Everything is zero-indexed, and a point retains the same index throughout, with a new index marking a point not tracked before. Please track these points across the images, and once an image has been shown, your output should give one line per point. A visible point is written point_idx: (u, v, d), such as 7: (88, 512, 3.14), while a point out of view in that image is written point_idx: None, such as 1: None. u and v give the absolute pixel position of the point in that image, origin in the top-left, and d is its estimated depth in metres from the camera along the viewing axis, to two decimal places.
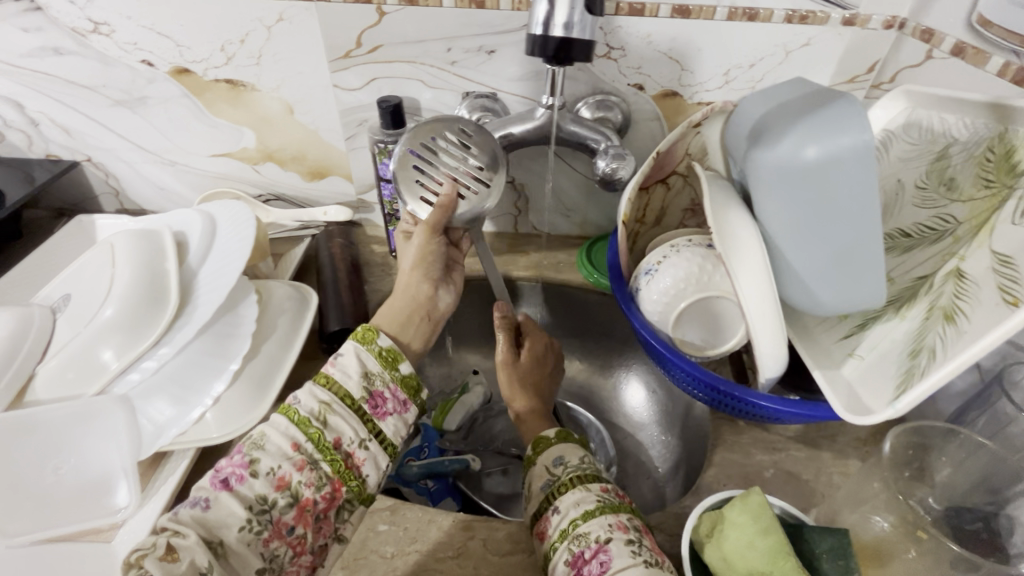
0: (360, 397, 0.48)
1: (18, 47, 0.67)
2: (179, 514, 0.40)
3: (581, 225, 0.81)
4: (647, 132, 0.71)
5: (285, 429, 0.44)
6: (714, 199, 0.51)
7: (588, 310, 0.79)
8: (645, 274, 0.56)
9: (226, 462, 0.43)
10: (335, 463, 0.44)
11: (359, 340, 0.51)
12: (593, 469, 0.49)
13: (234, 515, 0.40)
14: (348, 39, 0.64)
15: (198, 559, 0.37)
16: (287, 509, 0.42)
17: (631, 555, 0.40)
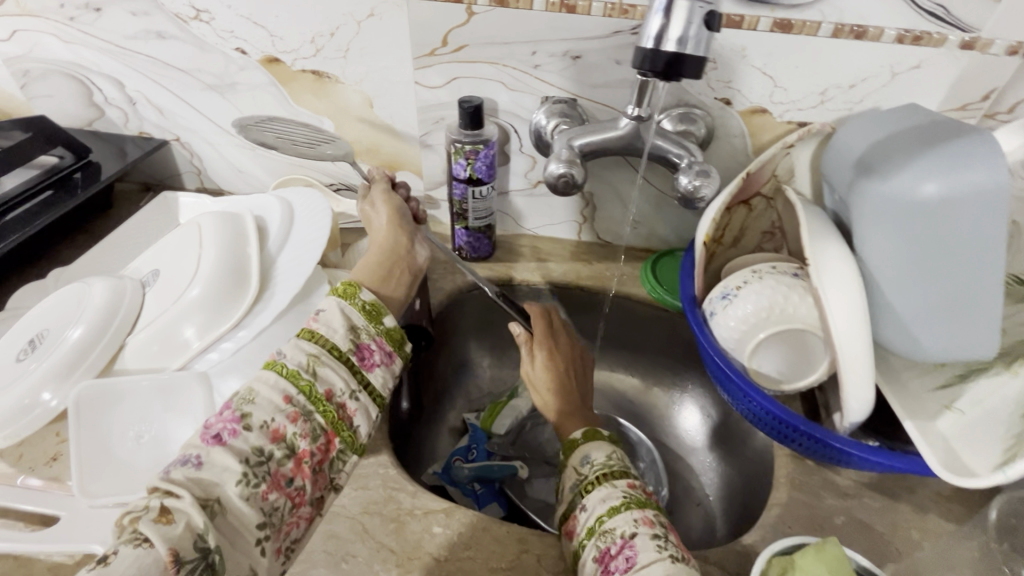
0: (348, 349, 0.47)
1: (125, 30, 0.70)
2: (170, 474, 0.38)
3: (647, 238, 0.79)
4: (728, 148, 0.68)
5: (275, 383, 0.43)
6: (811, 229, 0.49)
7: (647, 326, 0.77)
8: (722, 298, 0.54)
9: (215, 419, 0.41)
10: (327, 414, 0.44)
11: (340, 296, 0.50)
12: (621, 465, 0.49)
13: (230, 470, 0.39)
14: (434, 37, 0.64)
15: (196, 520, 0.36)
16: (284, 461, 0.41)
17: (657, 548, 0.40)
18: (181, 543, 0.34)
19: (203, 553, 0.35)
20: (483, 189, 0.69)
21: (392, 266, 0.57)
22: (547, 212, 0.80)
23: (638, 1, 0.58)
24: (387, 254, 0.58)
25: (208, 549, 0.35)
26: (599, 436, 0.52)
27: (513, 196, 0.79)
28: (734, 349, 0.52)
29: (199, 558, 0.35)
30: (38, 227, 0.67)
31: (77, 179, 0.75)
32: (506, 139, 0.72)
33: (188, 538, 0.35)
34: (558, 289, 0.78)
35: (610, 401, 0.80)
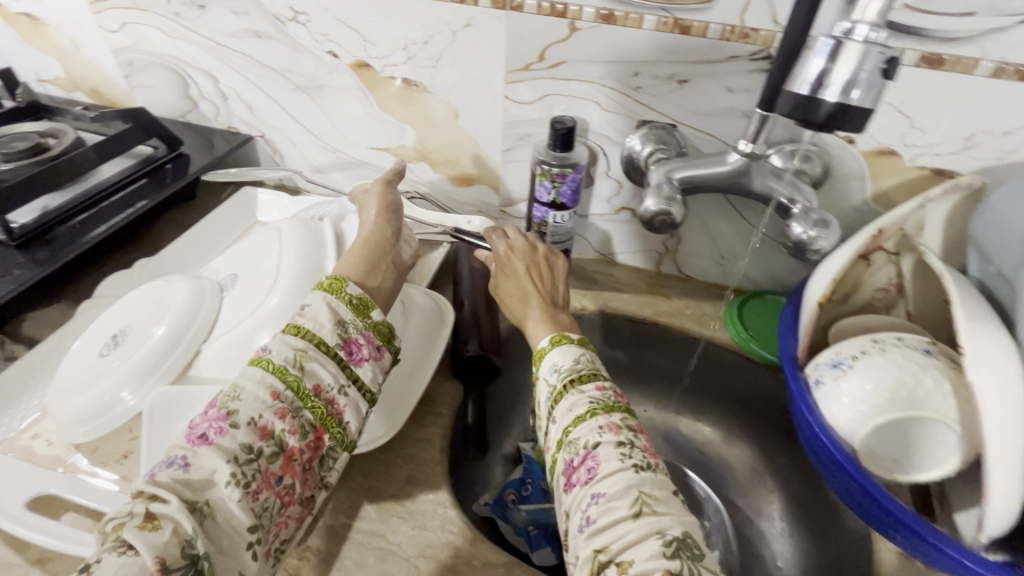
0: (336, 344, 0.46)
1: (225, 28, 0.71)
2: (157, 477, 0.36)
3: (733, 277, 0.73)
4: (843, 191, 0.61)
5: (261, 379, 0.42)
6: (964, 307, 0.43)
7: (726, 374, 0.71)
8: (832, 367, 0.48)
9: (200, 419, 0.40)
10: (316, 411, 0.43)
11: (326, 290, 0.48)
12: (589, 368, 0.49)
13: (218, 471, 0.37)
14: (531, 52, 0.61)
15: (183, 527, 0.34)
16: (274, 458, 0.40)
17: (620, 458, 0.41)
18: (167, 550, 0.33)
19: (191, 561, 0.34)
20: (565, 214, 0.65)
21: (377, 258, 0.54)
22: (627, 240, 0.75)
23: (763, 25, 0.53)
24: (373, 245, 0.55)
25: (197, 554, 0.34)
26: (566, 340, 0.51)
27: (592, 220, 0.74)
28: (844, 429, 0.46)
29: (185, 567, 0.33)
30: (129, 216, 0.68)
31: (168, 170, 0.77)
32: (594, 160, 0.68)
33: (176, 543, 0.34)
34: (631, 323, 0.73)
35: (676, 447, 0.74)
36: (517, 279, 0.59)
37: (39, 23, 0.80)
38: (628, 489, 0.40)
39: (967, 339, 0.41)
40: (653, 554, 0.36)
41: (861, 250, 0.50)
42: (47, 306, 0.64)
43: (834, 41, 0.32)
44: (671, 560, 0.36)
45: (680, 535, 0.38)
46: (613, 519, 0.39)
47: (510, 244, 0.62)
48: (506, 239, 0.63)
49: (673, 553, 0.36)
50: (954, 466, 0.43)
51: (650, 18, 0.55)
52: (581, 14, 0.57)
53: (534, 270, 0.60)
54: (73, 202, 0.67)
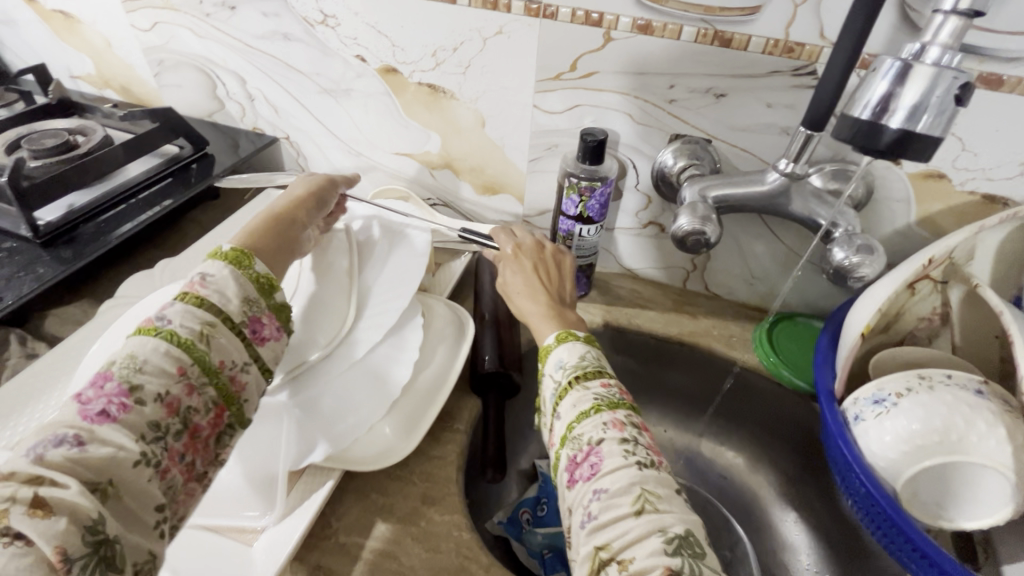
0: (241, 319, 0.40)
1: (254, 29, 0.71)
2: (45, 457, 0.29)
3: (764, 296, 0.71)
4: (886, 214, 0.58)
5: (166, 351, 0.35)
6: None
7: (753, 399, 0.68)
8: (874, 403, 0.45)
9: (93, 393, 0.33)
10: (220, 387, 0.37)
11: (230, 263, 0.42)
12: (594, 365, 0.46)
13: (124, 448, 0.31)
14: (562, 61, 0.59)
15: (86, 511, 0.28)
16: (178, 436, 0.35)
17: (624, 455, 0.39)
18: (69, 540, 0.27)
19: (98, 547, 0.28)
20: (592, 228, 0.64)
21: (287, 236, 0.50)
22: (653, 255, 0.73)
23: (809, 40, 0.50)
24: (282, 225, 0.50)
25: (102, 540, 0.28)
26: (573, 337, 0.49)
27: (617, 234, 0.72)
28: (887, 471, 0.43)
29: (90, 553, 0.28)
30: (153, 216, 0.68)
31: (192, 170, 0.77)
32: (623, 174, 0.66)
33: (77, 532, 0.27)
34: (655, 340, 0.71)
35: (698, 472, 0.72)
36: (526, 275, 0.58)
37: (73, 21, 0.81)
38: (630, 486, 0.37)
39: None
40: (653, 551, 0.34)
41: (910, 280, 0.48)
42: (68, 304, 0.64)
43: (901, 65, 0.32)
44: (672, 558, 0.33)
45: (682, 532, 0.35)
46: (615, 516, 0.36)
47: (519, 243, 0.61)
48: (514, 238, 0.62)
49: (674, 551, 0.34)
50: (1006, 515, 0.40)
51: (689, 29, 0.53)
52: (617, 23, 0.55)
53: (543, 267, 0.60)
54: (99, 200, 0.67)
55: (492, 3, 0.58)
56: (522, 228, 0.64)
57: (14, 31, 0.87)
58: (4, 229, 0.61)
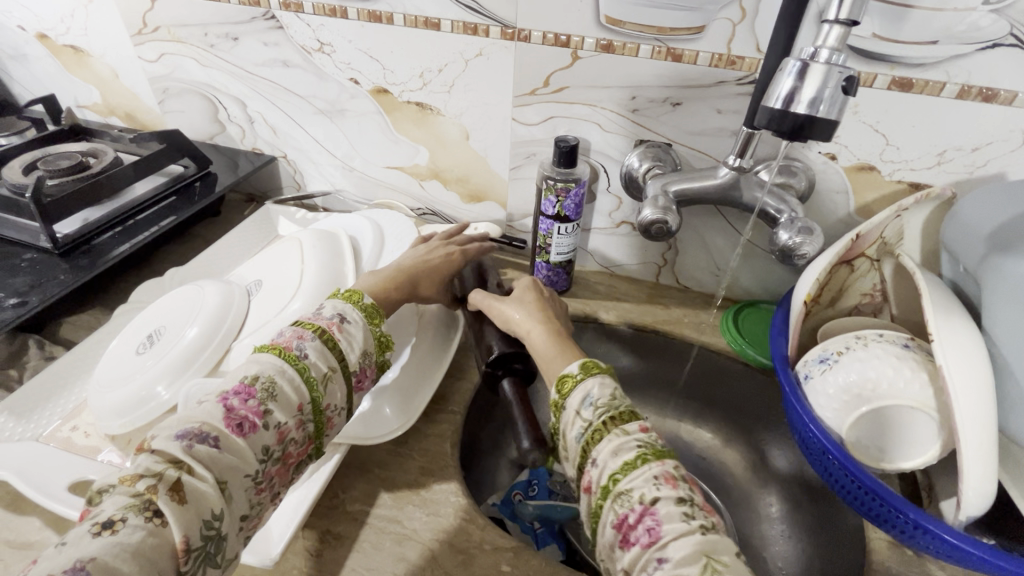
0: (354, 367, 0.50)
1: (256, 57, 0.77)
2: (191, 448, 0.39)
3: (729, 287, 0.77)
4: (829, 204, 0.65)
5: (294, 383, 0.45)
6: (937, 303, 0.47)
7: (724, 380, 0.74)
8: (820, 362, 0.51)
9: (238, 404, 0.42)
10: (318, 425, 0.46)
11: (366, 317, 0.52)
12: (627, 406, 0.45)
13: (245, 462, 0.41)
14: (537, 79, 0.67)
15: (206, 507, 0.37)
16: (275, 462, 0.43)
17: (684, 518, 0.38)
18: (190, 531, 0.36)
19: (206, 540, 0.37)
20: (569, 226, 0.70)
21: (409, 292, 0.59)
22: (627, 252, 0.79)
23: (748, 53, 0.58)
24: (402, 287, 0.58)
25: (212, 536, 0.37)
26: (599, 371, 0.48)
27: (594, 233, 0.79)
28: (831, 417, 0.49)
29: (201, 546, 0.37)
30: (161, 229, 0.74)
31: (196, 187, 0.82)
32: (595, 177, 0.73)
33: (197, 523, 0.37)
34: (632, 331, 0.77)
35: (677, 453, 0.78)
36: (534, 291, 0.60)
37: (82, 54, 0.87)
38: (696, 553, 0.36)
39: (936, 325, 0.45)
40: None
41: (841, 255, 0.54)
42: (83, 312, 0.69)
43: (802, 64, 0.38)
44: None
45: None
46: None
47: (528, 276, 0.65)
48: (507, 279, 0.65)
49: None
50: (936, 452, 0.46)
51: (645, 47, 0.60)
52: (583, 43, 0.62)
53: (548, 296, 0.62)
54: (111, 215, 0.72)
55: (472, 28, 0.65)
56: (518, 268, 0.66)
57: (24, 66, 0.93)
58: (26, 242, 0.66)
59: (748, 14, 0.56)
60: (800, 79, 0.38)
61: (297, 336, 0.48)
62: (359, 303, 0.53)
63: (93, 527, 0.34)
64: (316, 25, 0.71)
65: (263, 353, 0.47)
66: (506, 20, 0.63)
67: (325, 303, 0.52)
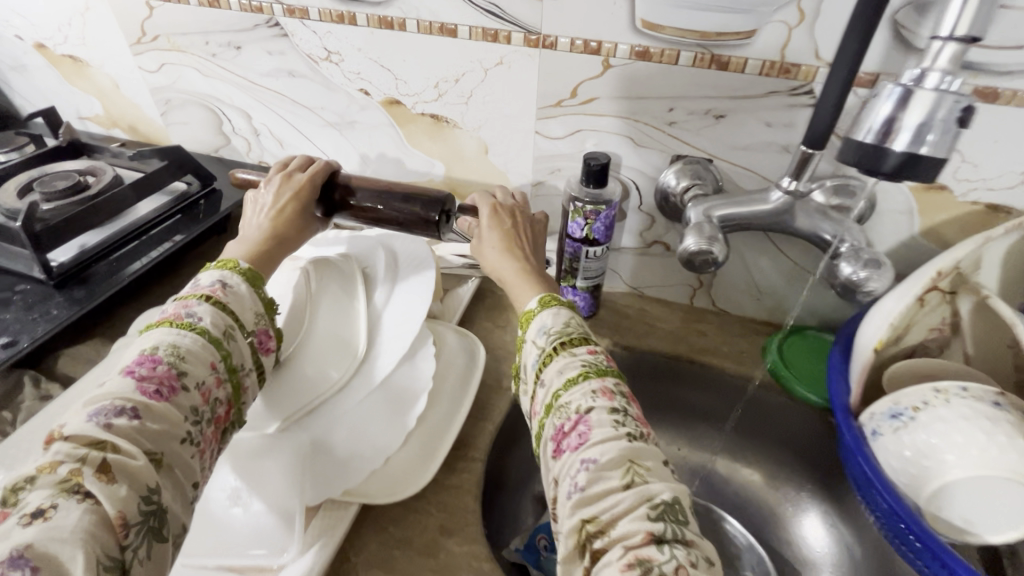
0: (251, 328, 0.46)
1: (260, 67, 0.72)
2: (110, 425, 0.35)
3: (771, 311, 0.71)
4: (889, 226, 0.58)
5: (202, 346, 0.42)
6: None
7: (768, 413, 0.68)
8: (892, 418, 0.45)
9: (147, 372, 0.39)
10: (236, 387, 0.44)
11: (250, 281, 0.47)
12: (580, 333, 0.46)
13: (173, 422, 0.38)
14: (563, 88, 0.61)
15: (142, 481, 0.34)
16: (207, 425, 0.41)
17: (613, 426, 0.38)
18: (127, 506, 0.33)
19: (149, 515, 0.34)
20: (598, 250, 0.64)
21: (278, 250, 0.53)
22: (658, 273, 0.73)
23: (805, 61, 0.51)
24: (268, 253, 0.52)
25: (153, 510, 0.34)
26: (555, 302, 0.48)
27: (623, 253, 0.73)
28: (907, 483, 0.43)
29: (143, 521, 0.34)
30: (163, 253, 0.69)
31: (201, 206, 0.78)
32: (626, 195, 0.67)
33: (134, 499, 0.34)
34: (666, 359, 0.71)
35: (711, 487, 0.70)
36: (500, 231, 0.58)
37: (82, 64, 0.83)
38: (620, 458, 0.36)
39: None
40: (638, 517, 0.34)
41: (920, 293, 0.48)
42: (82, 341, 0.65)
43: (905, 90, 0.34)
44: (655, 523, 0.33)
45: (670, 500, 0.35)
46: (605, 489, 0.35)
47: (496, 203, 0.61)
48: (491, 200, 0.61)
49: (658, 517, 0.34)
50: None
51: (686, 54, 0.54)
52: (615, 50, 0.56)
53: (519, 227, 0.59)
54: (111, 238, 0.68)
55: (492, 34, 0.60)
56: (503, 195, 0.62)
57: (25, 77, 0.89)
58: (19, 271, 0.62)
59: (807, 16, 0.49)
60: (904, 107, 0.34)
61: (181, 307, 0.43)
62: (235, 267, 0.48)
63: (20, 519, 0.30)
64: (322, 32, 0.66)
65: (152, 331, 0.42)
66: (531, 25, 0.57)
67: (200, 273, 0.47)
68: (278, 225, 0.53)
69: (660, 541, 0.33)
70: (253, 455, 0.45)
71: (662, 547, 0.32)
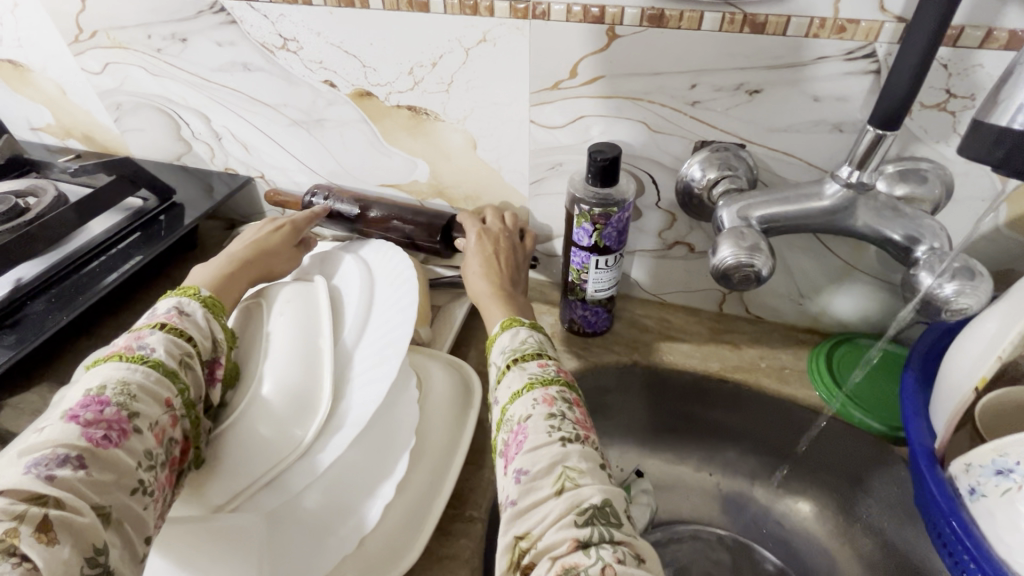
0: (208, 356, 0.43)
1: (210, 61, 0.63)
2: (53, 476, 0.30)
3: (815, 317, 0.61)
4: (968, 217, 0.47)
5: (155, 381, 0.38)
6: None
7: (812, 440, 0.58)
8: (998, 474, 0.35)
9: (91, 417, 0.34)
10: (193, 422, 0.39)
11: (208, 308, 0.46)
12: (534, 347, 0.44)
13: (125, 468, 0.34)
14: (561, 67, 0.50)
15: (88, 539, 0.30)
16: (162, 468, 0.36)
17: (549, 432, 0.37)
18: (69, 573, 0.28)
19: None
20: (610, 258, 0.54)
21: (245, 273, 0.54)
22: (681, 278, 0.63)
23: (866, 15, 0.40)
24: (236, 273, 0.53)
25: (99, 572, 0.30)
26: (517, 323, 0.47)
27: (639, 257, 0.63)
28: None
29: None
30: (115, 282, 0.61)
31: (161, 223, 0.70)
32: (641, 191, 0.56)
33: (77, 563, 0.29)
34: (695, 378, 0.61)
35: (748, 521, 0.62)
36: (481, 255, 0.56)
37: (22, 69, 0.74)
38: (553, 465, 0.35)
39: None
40: (564, 524, 0.32)
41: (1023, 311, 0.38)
42: (27, 390, 0.57)
43: None
44: (581, 529, 0.32)
45: (599, 503, 0.33)
46: (536, 499, 0.34)
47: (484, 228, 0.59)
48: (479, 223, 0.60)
49: (586, 522, 0.32)
50: None
51: (711, 15, 0.43)
52: (622, 16, 0.45)
53: (501, 252, 0.57)
54: (54, 267, 0.60)
55: (471, 5, 0.49)
56: (493, 216, 0.61)
57: None
58: None
59: None
60: None
61: (133, 339, 0.40)
62: (195, 296, 0.46)
63: None
64: (274, 16, 0.56)
65: (96, 368, 0.38)
66: None
67: (156, 302, 0.44)
68: (257, 253, 0.56)
69: (586, 545, 0.31)
70: (197, 543, 0.37)
71: (588, 551, 0.31)
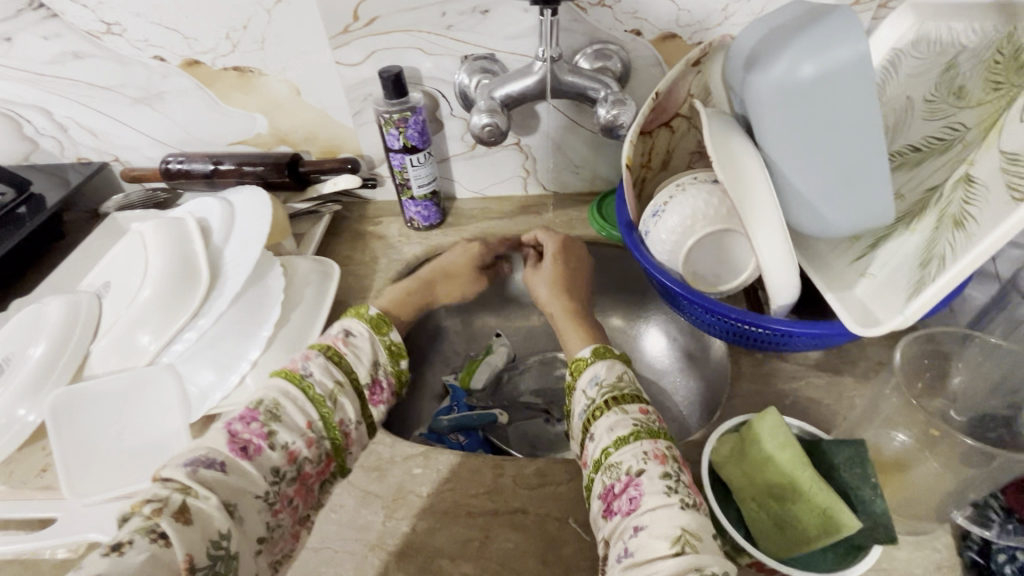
0: (365, 379, 0.51)
1: (40, 56, 0.70)
2: (196, 472, 0.39)
3: (589, 181, 0.82)
4: (647, 79, 0.70)
5: (302, 407, 0.46)
6: (715, 129, 0.51)
7: (607, 264, 0.80)
8: (653, 216, 0.56)
9: (242, 428, 0.43)
10: (334, 442, 0.46)
11: (372, 327, 0.54)
12: (632, 389, 0.47)
13: (254, 483, 0.41)
14: (345, 14, 0.65)
15: (213, 527, 0.37)
16: (291, 483, 0.43)
17: (666, 492, 0.39)
18: (195, 550, 0.35)
19: (215, 560, 0.36)
20: (420, 156, 0.71)
21: (421, 295, 0.66)
22: (489, 172, 0.81)
23: None
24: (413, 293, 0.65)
25: (220, 555, 0.37)
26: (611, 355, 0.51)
27: (454, 161, 0.80)
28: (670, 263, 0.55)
29: (210, 564, 0.36)
30: None
31: (22, 214, 0.76)
32: (436, 104, 0.74)
33: (203, 544, 0.36)
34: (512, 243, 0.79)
35: None
36: (552, 274, 0.64)
37: None
38: (670, 525, 0.38)
39: (715, 148, 0.49)
40: None
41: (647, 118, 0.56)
42: None
43: None
44: None
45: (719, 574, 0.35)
46: (652, 554, 0.37)
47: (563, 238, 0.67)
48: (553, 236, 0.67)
49: None
50: (749, 275, 0.53)
51: None
52: None
53: (577, 270, 0.65)
54: None
55: None
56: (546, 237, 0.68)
57: None
58: None
59: None
60: None
61: (303, 356, 0.49)
62: (365, 316, 0.55)
63: (102, 550, 0.33)
64: (93, 4, 0.66)
65: (272, 377, 0.47)
66: None
67: (331, 323, 0.54)
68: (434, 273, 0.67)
69: None
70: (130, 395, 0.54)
71: None
